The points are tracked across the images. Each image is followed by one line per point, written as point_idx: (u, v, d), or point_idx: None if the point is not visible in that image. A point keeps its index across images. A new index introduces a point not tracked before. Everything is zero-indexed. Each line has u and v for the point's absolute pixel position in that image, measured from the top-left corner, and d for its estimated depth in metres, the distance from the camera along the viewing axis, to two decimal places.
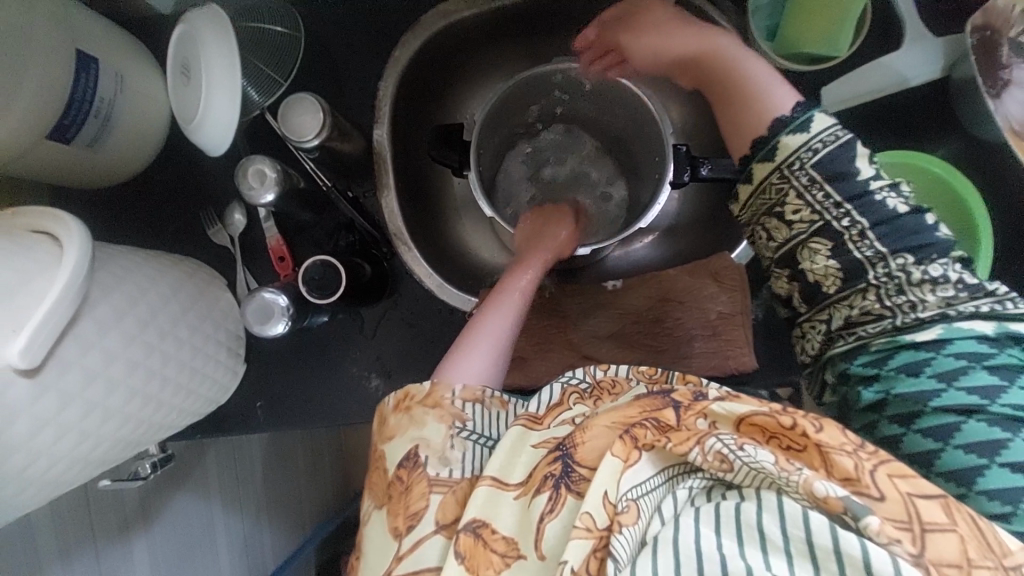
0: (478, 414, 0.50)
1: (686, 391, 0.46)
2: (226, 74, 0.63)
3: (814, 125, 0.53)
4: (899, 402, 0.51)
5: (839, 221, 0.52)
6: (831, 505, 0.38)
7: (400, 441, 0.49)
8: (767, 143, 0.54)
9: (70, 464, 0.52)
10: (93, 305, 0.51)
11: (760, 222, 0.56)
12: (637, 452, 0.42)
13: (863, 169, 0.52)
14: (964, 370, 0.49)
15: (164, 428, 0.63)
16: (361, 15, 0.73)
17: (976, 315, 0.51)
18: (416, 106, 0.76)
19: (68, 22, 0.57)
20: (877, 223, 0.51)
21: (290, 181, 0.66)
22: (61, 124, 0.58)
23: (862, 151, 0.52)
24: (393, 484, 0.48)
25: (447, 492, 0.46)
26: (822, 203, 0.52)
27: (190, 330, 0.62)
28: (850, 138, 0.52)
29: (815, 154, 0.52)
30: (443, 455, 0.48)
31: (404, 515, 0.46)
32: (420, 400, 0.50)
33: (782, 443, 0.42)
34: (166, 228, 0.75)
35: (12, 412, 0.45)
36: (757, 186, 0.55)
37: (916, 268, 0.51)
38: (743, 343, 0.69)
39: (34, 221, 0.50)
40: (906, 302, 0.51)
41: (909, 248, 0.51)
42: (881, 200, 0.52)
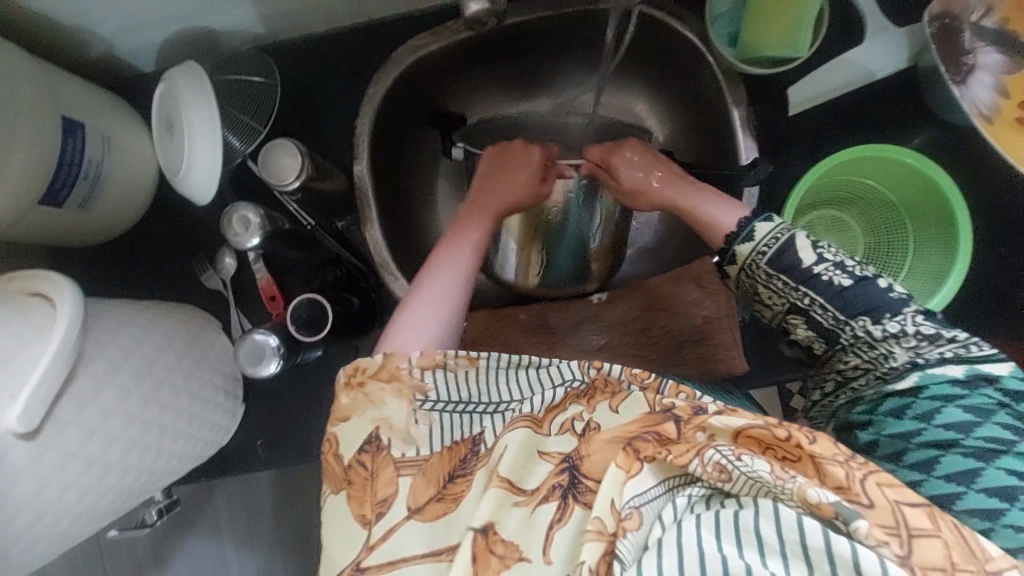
0: (439, 380, 0.49)
1: (687, 406, 0.43)
2: (207, 126, 0.65)
3: (757, 232, 0.55)
4: (887, 442, 0.51)
5: (802, 301, 0.54)
6: (823, 511, 0.37)
7: (359, 420, 0.48)
8: (727, 250, 0.57)
9: (75, 518, 0.54)
10: (88, 363, 0.52)
11: (748, 305, 0.59)
12: (638, 463, 0.39)
13: (807, 257, 0.53)
14: (938, 409, 0.49)
15: (167, 474, 0.64)
16: (334, 60, 0.76)
17: (945, 360, 0.50)
18: (395, 139, 0.77)
19: (52, 93, 0.60)
20: (833, 301, 0.52)
21: (275, 224, 0.68)
22: (52, 189, 0.60)
23: (804, 239, 0.53)
24: (355, 469, 0.47)
25: (417, 473, 0.46)
26: (784, 290, 0.54)
27: (186, 376, 0.64)
28: (793, 233, 0.54)
29: (767, 254, 0.54)
30: (407, 434, 0.47)
31: (371, 502, 0.45)
32: (373, 374, 0.49)
33: (778, 454, 0.40)
34: (162, 276, 0.77)
35: (13, 474, 0.47)
36: (732, 280, 0.58)
37: (875, 327, 0.52)
38: (732, 345, 0.71)
39: (27, 286, 0.52)
40: (879, 355, 0.52)
41: (867, 311, 0.52)
42: (827, 279, 0.52)
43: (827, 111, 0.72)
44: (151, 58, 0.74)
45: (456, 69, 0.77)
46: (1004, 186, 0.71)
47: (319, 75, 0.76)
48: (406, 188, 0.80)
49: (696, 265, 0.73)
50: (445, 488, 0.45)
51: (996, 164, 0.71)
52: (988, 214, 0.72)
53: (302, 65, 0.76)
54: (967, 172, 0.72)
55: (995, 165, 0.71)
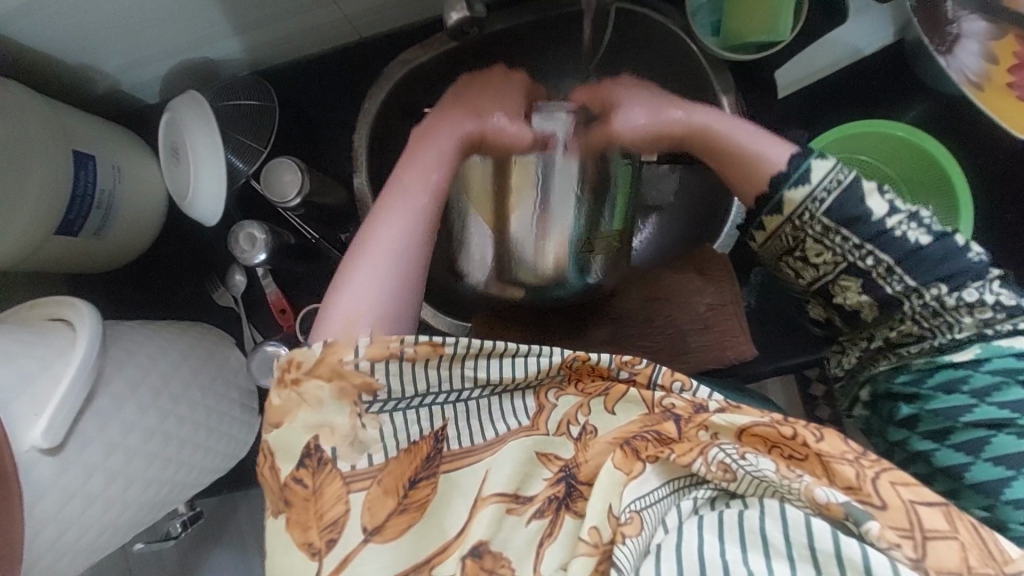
0: (393, 373, 0.43)
1: (687, 403, 0.45)
2: (211, 151, 0.67)
3: (814, 176, 0.51)
4: (931, 419, 0.50)
5: (863, 261, 0.51)
6: (833, 511, 0.38)
7: (292, 428, 0.42)
8: (771, 199, 0.53)
9: (100, 531, 0.55)
10: (108, 380, 0.55)
11: (782, 264, 0.56)
12: (639, 464, 0.43)
13: (876, 207, 0.49)
14: (996, 386, 0.49)
15: (188, 487, 0.66)
16: (332, 79, 0.79)
17: (1017, 332, 0.49)
18: (392, 153, 0.79)
19: (64, 127, 0.63)
20: (903, 258, 0.49)
21: (279, 238, 0.70)
22: (67, 219, 0.63)
23: (870, 186, 0.50)
24: (295, 487, 0.42)
25: (370, 486, 0.42)
26: (843, 246, 0.51)
27: (203, 391, 0.66)
28: (854, 179, 0.50)
29: (822, 203, 0.50)
30: (356, 441, 0.42)
31: (317, 528, 0.41)
32: (308, 369, 0.43)
33: (784, 452, 0.42)
34: (176, 299, 0.80)
35: (40, 490, 0.49)
36: (770, 234, 0.54)
37: (950, 295, 0.49)
38: (739, 332, 0.70)
39: (48, 310, 0.54)
40: (943, 324, 0.50)
41: (940, 277, 0.49)
42: (901, 235, 0.49)
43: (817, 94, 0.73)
44: (155, 90, 0.77)
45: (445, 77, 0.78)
46: (1000, 156, 0.71)
47: (318, 94, 0.79)
48: None
49: (698, 253, 0.73)
50: (403, 499, 0.42)
51: (991, 134, 0.71)
52: (990, 185, 0.72)
53: (300, 86, 0.79)
54: (964, 145, 0.72)
55: (991, 134, 0.71)
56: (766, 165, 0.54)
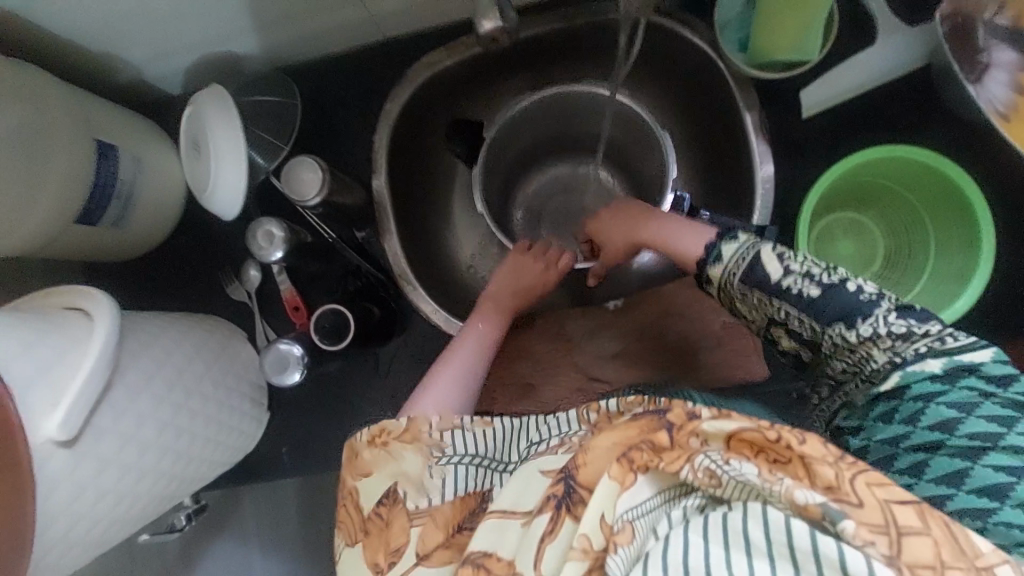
0: (458, 440, 0.49)
1: (680, 408, 0.41)
2: (233, 146, 0.67)
3: (722, 252, 0.52)
4: (878, 448, 0.47)
5: (778, 315, 0.50)
6: (811, 513, 0.35)
7: (377, 477, 0.48)
8: (700, 273, 0.55)
9: (110, 522, 0.56)
10: (124, 372, 0.55)
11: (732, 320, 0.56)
12: (632, 474, 0.39)
13: (772, 269, 0.49)
14: (921, 411, 0.44)
15: (196, 480, 0.66)
16: (356, 78, 0.79)
17: (923, 355, 0.45)
18: (411, 155, 0.79)
19: (87, 118, 0.63)
20: (805, 309, 0.48)
21: (297, 236, 0.70)
22: (87, 209, 0.64)
23: (770, 253, 0.50)
24: (371, 520, 0.47)
25: (426, 522, 0.46)
26: (758, 304, 0.51)
27: (215, 384, 0.66)
28: (755, 250, 0.50)
29: (736, 273, 0.51)
30: (422, 485, 0.47)
31: (385, 551, 0.46)
32: (397, 435, 0.49)
33: (770, 456, 0.39)
34: (190, 291, 0.80)
35: (54, 480, 0.49)
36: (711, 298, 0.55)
37: (848, 333, 0.47)
38: (751, 352, 0.71)
39: (67, 300, 0.54)
40: (858, 361, 0.48)
41: (838, 317, 0.47)
42: (794, 290, 0.48)
43: (842, 115, 0.72)
44: (178, 82, 0.77)
45: (467, 81, 0.78)
46: (1022, 183, 0.71)
47: (339, 92, 0.79)
48: (424, 201, 0.82)
49: None
50: (453, 535, 0.45)
51: (1015, 160, 0.71)
52: (1012, 212, 0.71)
53: (324, 83, 0.79)
54: (986, 170, 0.71)
55: (1015, 161, 0.70)
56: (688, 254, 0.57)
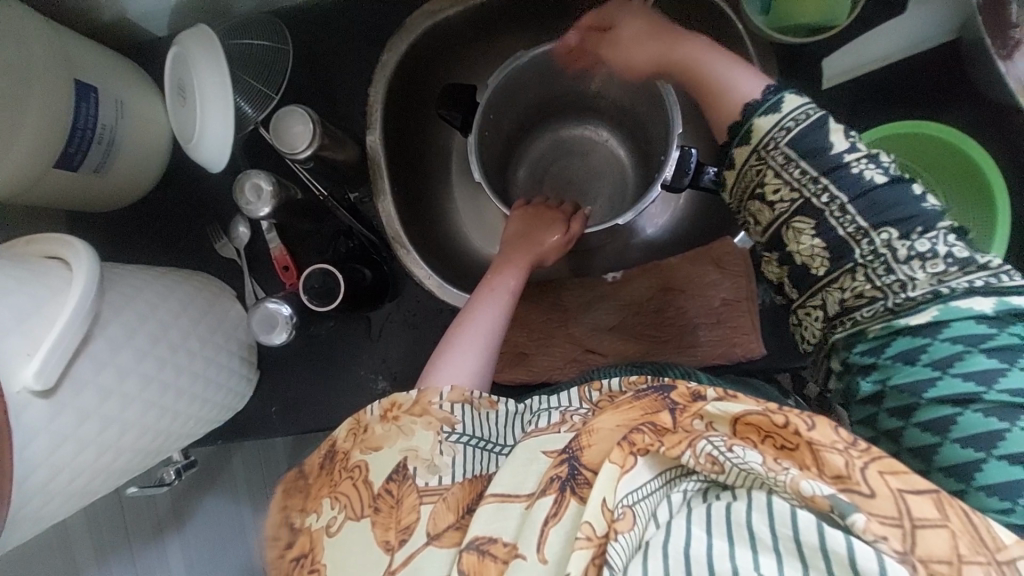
0: (467, 415, 0.51)
1: (685, 390, 0.43)
2: (219, 91, 0.64)
3: (785, 104, 0.49)
4: (894, 395, 0.45)
5: (818, 198, 0.48)
6: (817, 504, 0.35)
7: (388, 452, 0.48)
8: (742, 127, 0.51)
9: (94, 475, 0.55)
10: (105, 324, 0.53)
11: (746, 206, 0.53)
12: (633, 457, 0.38)
13: (838, 142, 0.48)
14: (960, 355, 0.44)
15: (182, 436, 0.66)
16: (353, 26, 0.74)
17: (973, 292, 0.45)
18: (411, 110, 0.75)
19: (65, 55, 0.60)
20: (857, 196, 0.47)
21: (286, 192, 0.67)
22: (67, 153, 0.61)
23: (836, 125, 0.49)
24: (382, 496, 0.46)
25: (438, 501, 0.45)
26: (800, 179, 0.48)
27: (201, 341, 0.65)
28: (822, 116, 0.49)
29: (788, 132, 0.49)
30: (433, 463, 0.47)
31: (396, 528, 0.44)
32: (407, 409, 0.50)
33: (777, 442, 0.39)
34: (175, 245, 0.77)
35: (32, 431, 0.47)
36: (739, 172, 0.52)
37: (901, 242, 0.46)
38: (749, 329, 0.69)
39: (44, 248, 0.52)
40: (895, 282, 0.47)
41: (892, 222, 0.46)
42: (858, 172, 0.47)
43: (868, 86, 0.68)
44: (164, 23, 0.73)
45: (469, 34, 0.74)
46: None
47: (333, 39, 0.75)
48: (424, 156, 0.79)
49: (715, 247, 0.71)
50: (463, 516, 0.44)
51: None
52: None
53: (318, 28, 0.74)
54: (1005, 150, 0.68)
55: None
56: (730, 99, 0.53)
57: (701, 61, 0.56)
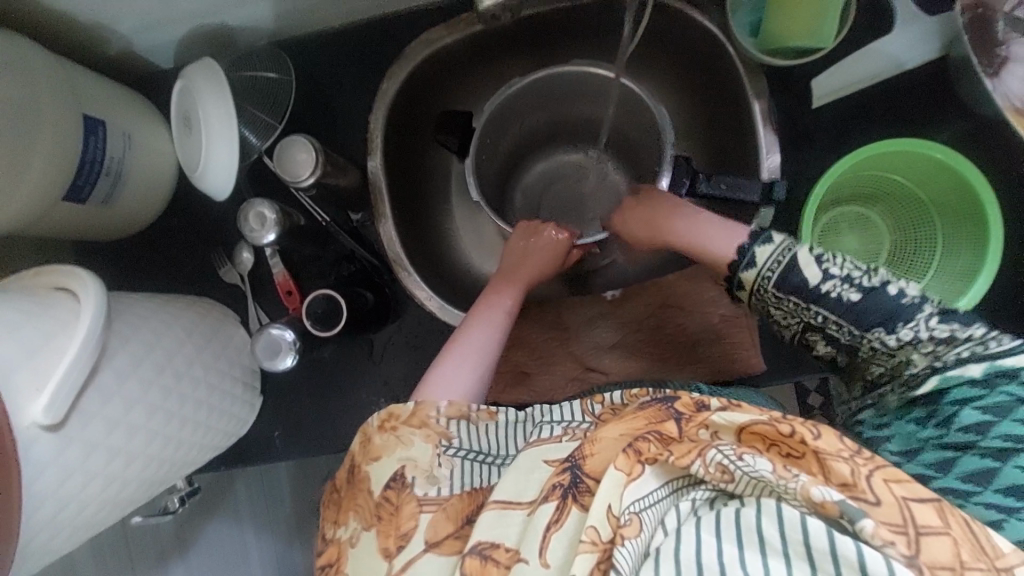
0: (464, 431, 0.50)
1: (689, 399, 0.43)
2: (223, 123, 0.65)
3: (758, 257, 0.54)
4: (902, 442, 0.52)
5: (813, 319, 0.54)
6: (827, 510, 0.35)
7: (387, 461, 0.49)
8: (733, 280, 0.57)
9: (99, 506, 0.55)
10: (112, 355, 0.54)
11: (761, 319, 0.59)
12: (640, 465, 0.39)
13: (812, 276, 0.52)
14: (956, 412, 0.50)
15: (187, 463, 0.66)
16: (354, 54, 0.76)
17: (964, 360, 0.50)
18: (411, 135, 0.77)
19: (74, 92, 0.61)
20: (844, 314, 0.52)
21: (289, 220, 0.69)
22: (75, 186, 0.62)
23: (808, 257, 0.53)
24: (382, 505, 0.47)
25: (438, 509, 0.46)
26: (794, 309, 0.54)
27: (206, 368, 0.65)
28: (795, 257, 0.53)
29: (772, 277, 0.54)
30: (431, 475, 0.48)
31: (394, 535, 0.45)
32: (405, 419, 0.50)
33: (783, 450, 0.40)
34: (180, 272, 0.78)
35: (40, 463, 0.48)
36: (746, 302, 0.58)
37: (891, 337, 0.51)
38: (749, 345, 0.70)
39: (53, 279, 0.53)
40: (898, 362, 0.52)
41: (881, 322, 0.51)
42: (835, 296, 0.52)
43: (857, 104, 0.70)
44: (169, 55, 0.75)
45: (467, 60, 0.76)
46: None
47: (334, 69, 0.76)
48: (423, 179, 0.80)
49: None
50: (463, 526, 0.45)
51: None
52: None
53: (319, 58, 0.76)
54: (997, 165, 0.70)
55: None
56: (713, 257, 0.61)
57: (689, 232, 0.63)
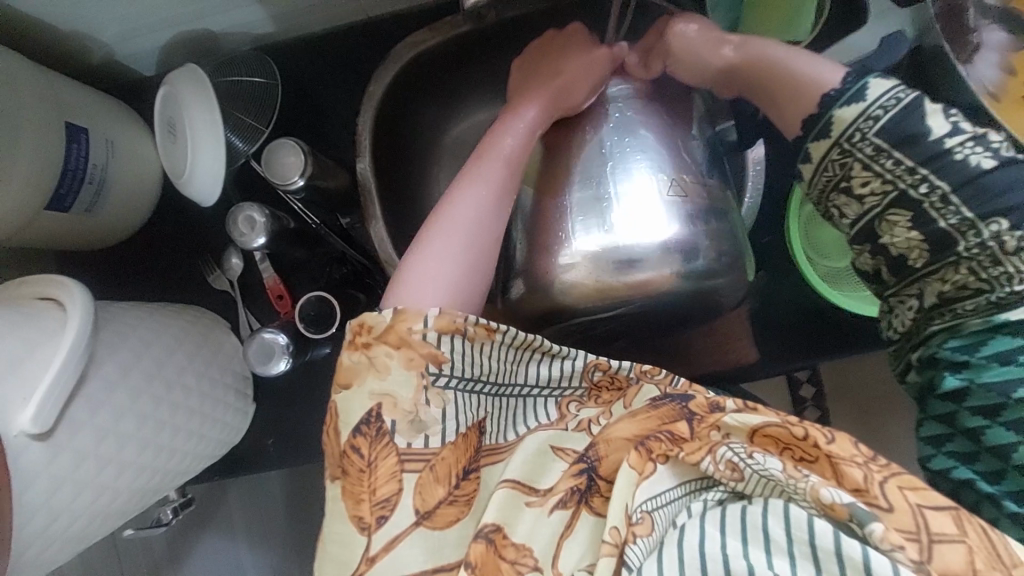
0: (456, 350, 0.45)
1: (704, 401, 0.45)
2: (209, 127, 0.65)
3: (871, 92, 0.49)
4: (982, 393, 0.46)
5: (916, 188, 0.48)
6: (837, 513, 0.35)
7: (358, 396, 0.44)
8: (820, 119, 0.51)
9: (91, 518, 0.54)
10: (101, 364, 0.53)
11: (829, 201, 0.52)
12: (652, 463, 0.41)
13: (937, 127, 0.48)
14: None
15: (181, 473, 0.65)
16: (339, 58, 0.76)
17: None
18: (396, 136, 0.77)
19: (56, 99, 0.61)
20: (960, 185, 0.47)
21: (279, 222, 0.68)
22: (58, 194, 0.61)
23: (933, 107, 0.48)
24: (350, 456, 0.43)
25: (423, 469, 0.43)
26: (894, 170, 0.48)
27: (198, 375, 0.64)
28: (914, 99, 0.48)
29: (876, 122, 0.48)
30: (415, 420, 0.43)
31: (369, 502, 0.42)
32: (379, 336, 0.44)
33: (796, 454, 0.40)
34: (168, 281, 0.78)
35: (30, 473, 0.47)
36: (818, 164, 0.51)
37: (1011, 234, 0.46)
38: (740, 336, 0.76)
39: (38, 288, 0.52)
40: (1002, 274, 0.46)
41: (1001, 211, 0.46)
42: (960, 159, 0.47)
43: None
44: (152, 62, 0.75)
45: (451, 62, 0.76)
46: None
47: (320, 71, 0.77)
48: (411, 181, 0.80)
49: None
50: (454, 489, 0.43)
51: None
52: None
53: (304, 61, 0.76)
54: None
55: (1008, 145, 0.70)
56: (809, 82, 0.52)
57: (781, 54, 0.55)
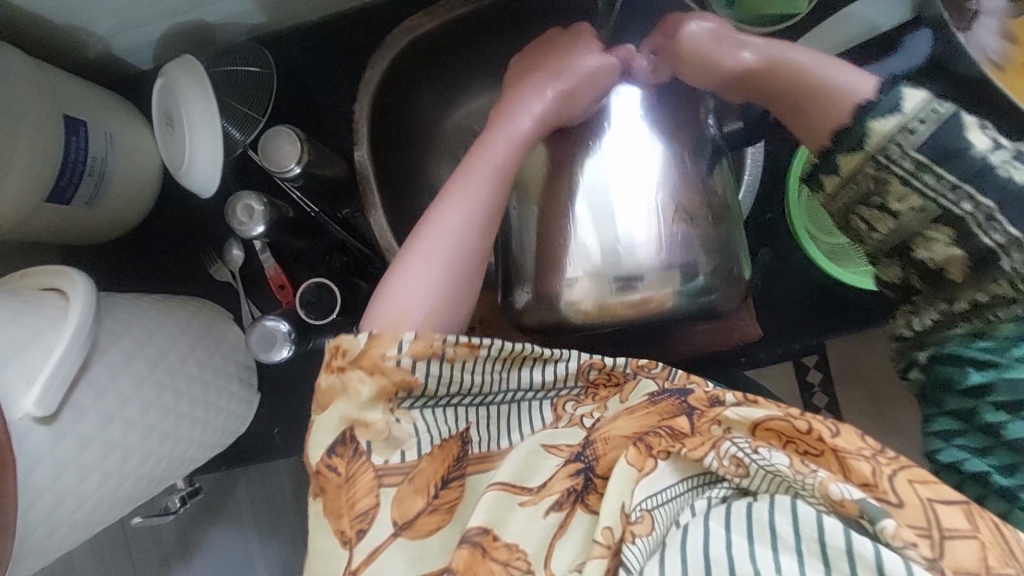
0: (431, 373, 0.44)
1: (703, 395, 0.44)
2: (206, 117, 0.65)
3: (906, 103, 0.44)
4: (1007, 389, 0.45)
5: (958, 205, 0.44)
6: (847, 509, 0.35)
7: (331, 416, 0.44)
8: (853, 131, 0.45)
9: (98, 503, 0.55)
10: (103, 351, 0.53)
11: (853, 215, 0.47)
12: (652, 460, 0.40)
13: (977, 141, 0.44)
14: None
15: (187, 461, 0.65)
16: (336, 47, 0.76)
17: None
18: (394, 124, 0.77)
19: (54, 93, 0.61)
20: (1004, 201, 0.43)
21: (278, 211, 0.68)
22: (58, 187, 0.61)
23: (970, 120, 0.44)
24: (325, 476, 0.43)
25: (401, 482, 0.42)
26: (936, 187, 0.44)
27: (201, 364, 0.64)
28: (953, 114, 0.44)
29: (916, 135, 0.44)
30: (389, 438, 0.43)
31: (348, 517, 0.41)
32: (352, 360, 0.44)
33: (800, 448, 0.39)
34: (171, 273, 0.78)
35: (34, 457, 0.48)
36: (847, 178, 0.46)
37: None
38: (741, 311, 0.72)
39: (41, 278, 0.53)
40: None
41: None
42: (1002, 173, 0.44)
43: None
44: (149, 55, 0.75)
45: (448, 47, 0.76)
46: None
47: (316, 61, 0.77)
48: (410, 169, 0.80)
49: None
50: (433, 499, 0.43)
51: None
52: None
53: (301, 52, 0.77)
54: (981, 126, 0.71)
55: None
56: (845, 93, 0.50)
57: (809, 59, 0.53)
